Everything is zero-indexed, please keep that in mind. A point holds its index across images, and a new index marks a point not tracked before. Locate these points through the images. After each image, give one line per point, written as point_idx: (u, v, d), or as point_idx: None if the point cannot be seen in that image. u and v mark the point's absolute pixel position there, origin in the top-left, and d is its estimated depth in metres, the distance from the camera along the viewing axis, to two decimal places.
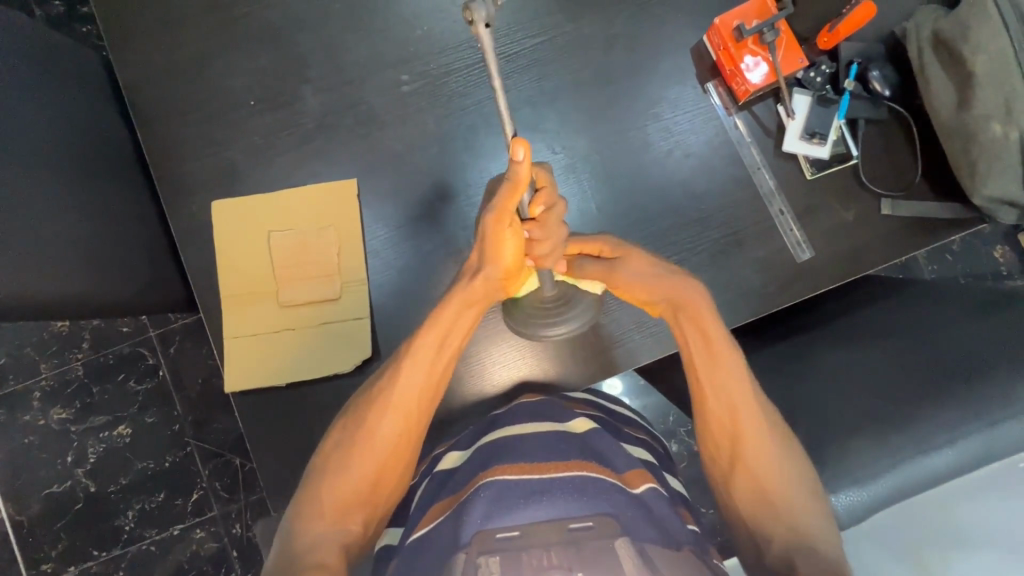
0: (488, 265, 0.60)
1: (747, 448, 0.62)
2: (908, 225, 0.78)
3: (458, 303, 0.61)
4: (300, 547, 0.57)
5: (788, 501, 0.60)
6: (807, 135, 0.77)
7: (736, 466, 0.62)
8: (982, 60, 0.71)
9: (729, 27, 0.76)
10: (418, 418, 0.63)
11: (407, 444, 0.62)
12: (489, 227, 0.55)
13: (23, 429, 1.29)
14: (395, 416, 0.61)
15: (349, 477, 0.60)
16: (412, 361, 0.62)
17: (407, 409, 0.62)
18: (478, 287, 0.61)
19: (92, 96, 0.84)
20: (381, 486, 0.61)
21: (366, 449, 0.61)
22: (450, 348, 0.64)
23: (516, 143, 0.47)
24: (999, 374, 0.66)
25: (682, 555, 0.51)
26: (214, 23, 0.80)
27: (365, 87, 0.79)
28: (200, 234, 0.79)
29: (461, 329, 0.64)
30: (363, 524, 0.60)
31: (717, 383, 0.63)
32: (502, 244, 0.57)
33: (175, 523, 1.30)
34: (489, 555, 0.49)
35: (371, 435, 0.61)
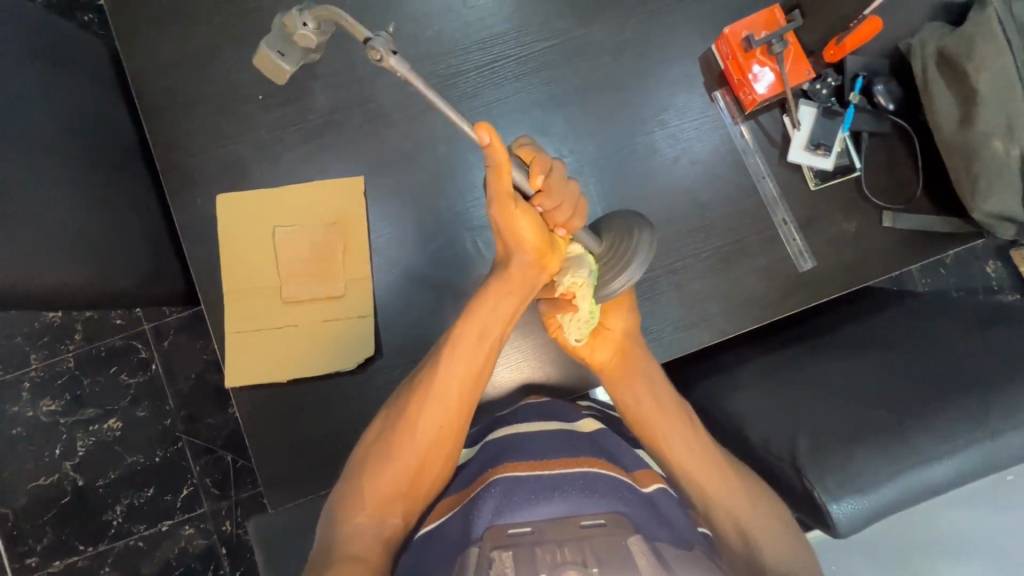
0: (514, 251, 0.64)
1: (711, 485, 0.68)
2: (907, 239, 0.79)
3: (500, 293, 0.65)
4: (337, 537, 0.58)
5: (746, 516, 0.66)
6: (812, 146, 0.78)
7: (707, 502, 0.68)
8: (985, 77, 0.72)
9: (738, 37, 0.77)
10: (458, 410, 0.64)
11: (447, 441, 0.63)
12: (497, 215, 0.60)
13: (11, 420, 1.27)
14: (434, 411, 0.63)
15: (393, 471, 0.61)
16: (453, 357, 0.64)
17: (448, 404, 0.63)
18: (518, 279, 0.65)
19: (95, 84, 0.83)
20: (422, 481, 0.62)
21: (408, 444, 0.62)
22: (489, 343, 0.65)
23: (480, 129, 0.50)
24: (997, 389, 0.67)
25: (694, 553, 0.52)
26: (223, 15, 0.79)
27: (374, 84, 0.79)
28: (203, 227, 0.78)
29: (499, 326, 0.66)
30: (403, 518, 0.61)
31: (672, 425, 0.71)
32: (526, 226, 0.62)
33: (165, 520, 1.29)
34: (502, 550, 0.48)
35: (412, 431, 0.62)
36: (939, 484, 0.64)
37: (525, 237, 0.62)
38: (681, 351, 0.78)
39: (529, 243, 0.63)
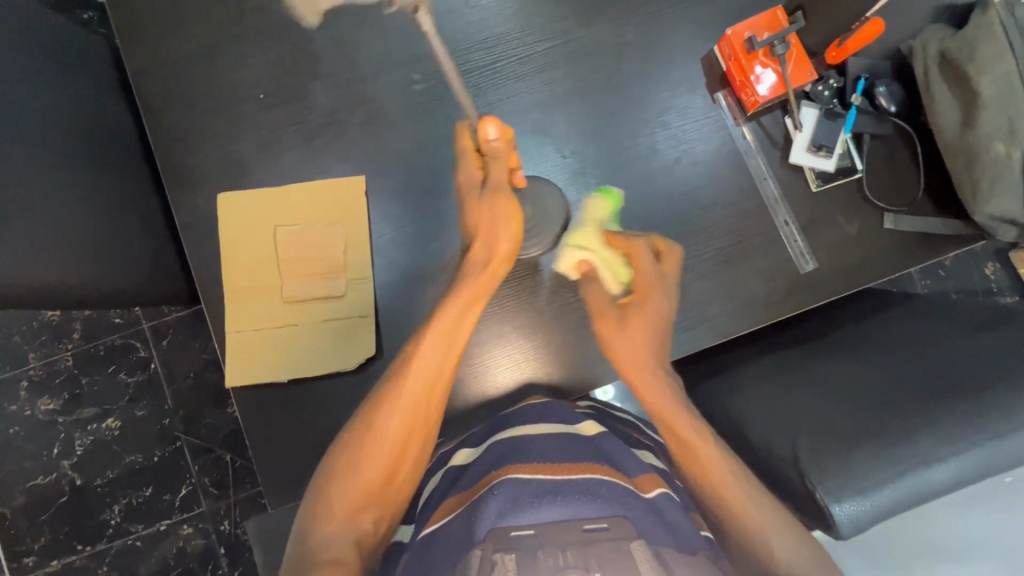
0: (494, 252, 0.70)
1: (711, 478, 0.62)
2: (908, 241, 0.79)
3: (470, 289, 0.67)
4: (310, 545, 0.57)
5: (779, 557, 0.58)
6: (814, 148, 0.78)
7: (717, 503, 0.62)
8: (988, 80, 0.73)
9: (741, 38, 0.77)
10: (426, 416, 0.63)
11: (413, 445, 0.62)
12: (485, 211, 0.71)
13: (9, 419, 1.27)
14: (401, 415, 0.62)
15: (360, 477, 0.60)
16: (420, 359, 0.63)
17: (415, 407, 0.62)
18: (485, 279, 0.69)
19: (96, 82, 0.83)
20: (391, 487, 0.61)
21: (374, 451, 0.60)
22: (456, 344, 0.65)
23: (489, 124, 0.72)
24: (998, 392, 0.67)
25: (696, 558, 0.52)
26: (225, 15, 0.79)
27: (375, 84, 0.79)
28: (204, 226, 0.78)
29: (466, 326, 0.66)
30: (374, 523, 0.59)
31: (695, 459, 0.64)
32: (499, 224, 0.70)
33: (163, 519, 1.29)
34: (505, 553, 0.48)
35: (378, 437, 0.61)
36: (940, 486, 0.64)
37: (503, 246, 0.70)
38: (683, 352, 0.78)
39: (501, 252, 0.70)
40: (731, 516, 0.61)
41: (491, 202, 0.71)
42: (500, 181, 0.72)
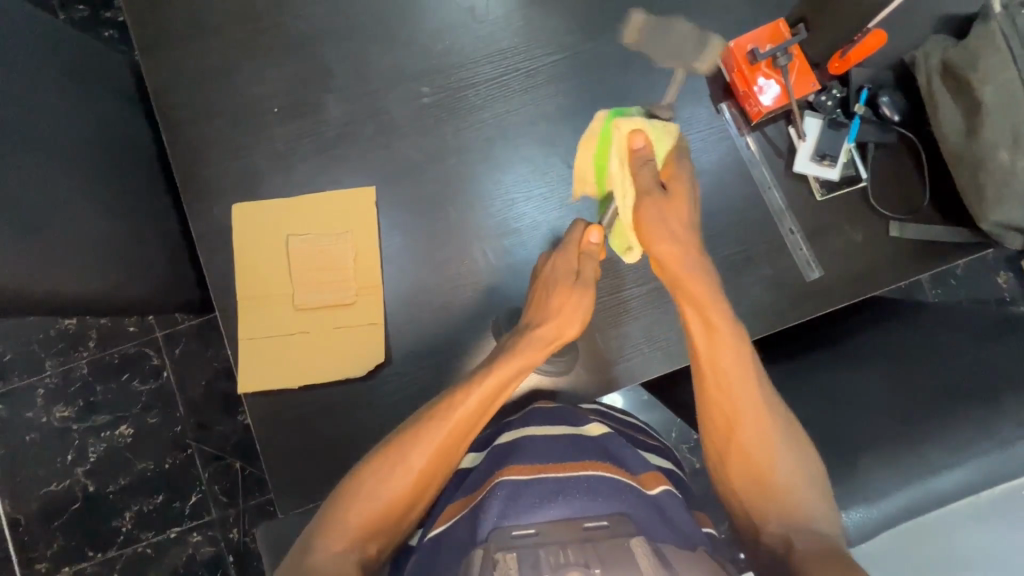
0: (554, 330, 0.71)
1: (741, 438, 0.65)
2: (914, 249, 0.79)
3: (530, 354, 0.70)
4: (313, 563, 0.55)
5: (784, 479, 0.63)
6: (817, 157, 0.79)
7: (745, 466, 0.64)
8: (990, 90, 0.73)
9: (744, 50, 0.78)
10: (450, 459, 0.64)
11: (433, 484, 0.64)
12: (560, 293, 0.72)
13: (25, 426, 1.29)
14: (429, 453, 0.63)
15: (380, 504, 0.60)
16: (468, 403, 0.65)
17: (446, 449, 0.64)
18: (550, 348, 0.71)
19: (117, 98, 0.86)
20: (404, 516, 0.62)
21: (400, 481, 0.61)
22: (500, 398, 0.68)
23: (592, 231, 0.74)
24: (1008, 399, 0.66)
25: (694, 552, 0.52)
26: (241, 32, 0.82)
27: (385, 98, 0.81)
28: (219, 236, 0.80)
29: (509, 388, 0.69)
30: (379, 551, 0.60)
31: (722, 374, 0.67)
32: (577, 311, 0.72)
33: (173, 526, 1.30)
34: (507, 551, 0.49)
35: (409, 470, 0.62)
36: (949, 494, 0.64)
37: (569, 332, 0.72)
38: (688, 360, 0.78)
39: (569, 332, 0.72)
40: (745, 446, 0.65)
41: (580, 295, 0.73)
42: (590, 278, 0.73)
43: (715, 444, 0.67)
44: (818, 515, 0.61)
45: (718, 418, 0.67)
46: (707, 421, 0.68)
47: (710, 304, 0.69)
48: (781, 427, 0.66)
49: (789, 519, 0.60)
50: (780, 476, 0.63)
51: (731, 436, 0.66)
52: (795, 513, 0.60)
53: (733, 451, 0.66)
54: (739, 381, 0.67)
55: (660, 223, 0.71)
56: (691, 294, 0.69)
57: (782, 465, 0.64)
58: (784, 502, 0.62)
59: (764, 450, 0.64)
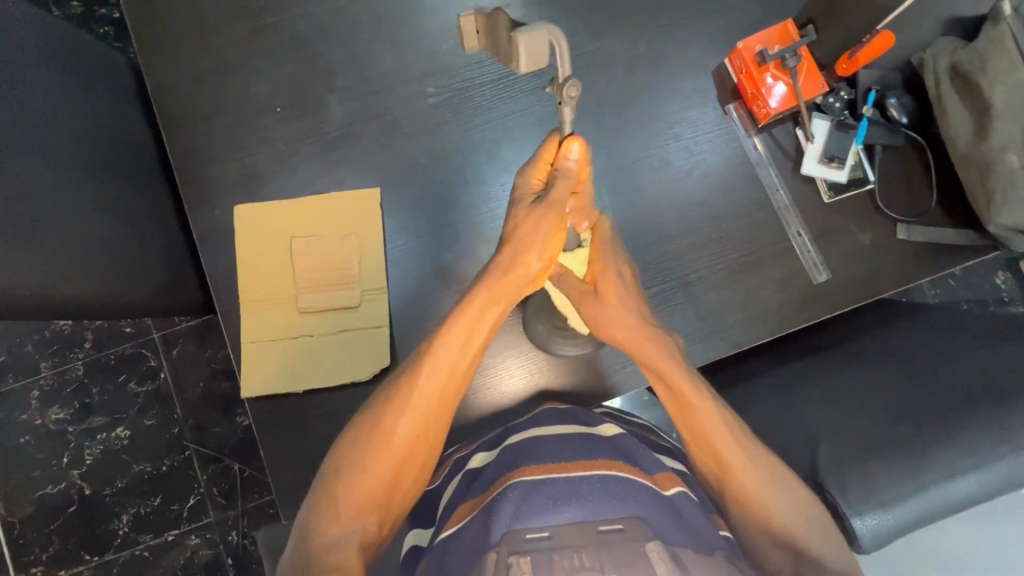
0: (520, 261, 0.60)
1: (736, 480, 0.61)
2: (921, 253, 0.79)
3: (487, 289, 0.61)
4: (315, 547, 0.57)
5: (785, 523, 0.59)
6: (825, 159, 0.78)
7: (744, 514, 0.61)
8: (1000, 92, 0.73)
9: (752, 51, 0.77)
10: (437, 424, 0.62)
11: (422, 449, 0.61)
12: (536, 214, 0.57)
13: (19, 428, 1.27)
14: (413, 418, 0.60)
15: (366, 479, 0.59)
16: (433, 361, 0.60)
17: (428, 413, 0.61)
18: (511, 280, 0.61)
19: (115, 97, 0.85)
20: (397, 489, 0.61)
21: (379, 460, 0.60)
22: (470, 351, 0.62)
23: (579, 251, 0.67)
24: (1019, 403, 0.66)
25: (713, 557, 0.50)
26: (242, 30, 0.81)
27: (389, 98, 0.80)
28: (220, 238, 0.79)
29: (480, 332, 0.62)
30: (378, 526, 0.60)
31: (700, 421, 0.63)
32: (539, 234, 0.59)
33: (170, 529, 1.28)
34: (520, 555, 0.48)
35: (388, 442, 0.60)
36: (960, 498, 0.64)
37: (530, 263, 0.61)
38: (695, 363, 0.78)
39: (533, 265, 0.61)
40: (742, 493, 0.61)
41: (539, 216, 0.57)
42: (558, 198, 0.55)
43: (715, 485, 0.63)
44: (826, 552, 0.58)
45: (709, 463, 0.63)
46: (706, 468, 0.63)
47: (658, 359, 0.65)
48: (775, 469, 0.62)
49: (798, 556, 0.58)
50: (783, 521, 0.59)
51: (726, 483, 0.62)
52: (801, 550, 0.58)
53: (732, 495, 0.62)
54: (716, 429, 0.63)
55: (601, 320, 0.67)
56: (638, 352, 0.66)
57: (783, 504, 0.60)
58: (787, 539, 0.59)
59: (761, 496, 0.60)
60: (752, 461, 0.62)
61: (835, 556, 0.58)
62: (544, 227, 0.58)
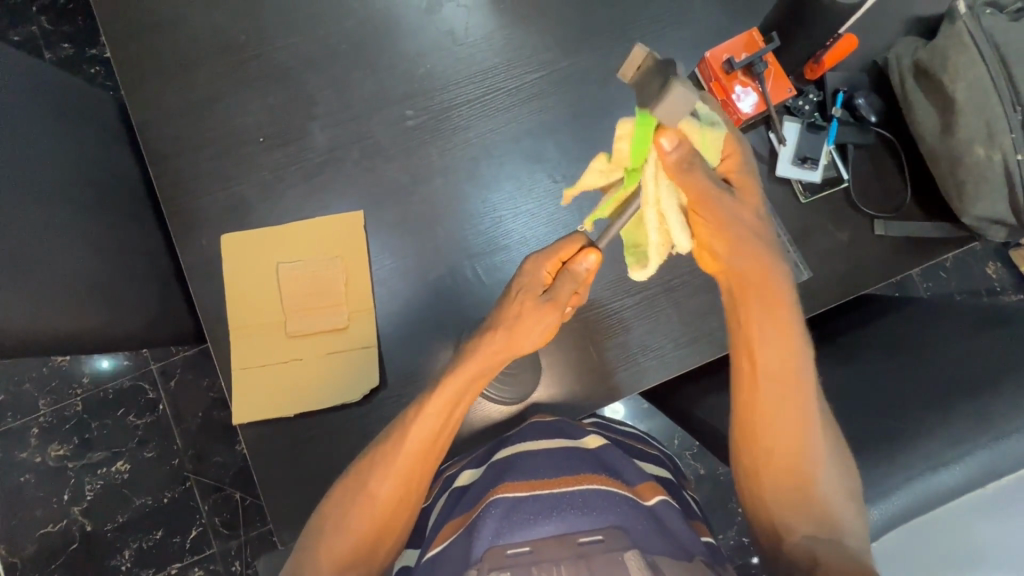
0: (515, 338, 0.65)
1: (794, 441, 0.63)
2: (900, 248, 0.80)
3: (481, 360, 0.65)
4: None
5: (825, 496, 0.61)
6: (799, 160, 0.80)
7: (790, 477, 0.63)
8: (962, 88, 0.73)
9: (719, 60, 0.79)
10: (421, 480, 0.64)
11: (405, 504, 0.63)
12: (528, 304, 0.65)
13: (20, 467, 1.27)
14: (397, 478, 0.62)
15: (353, 534, 0.61)
16: (421, 424, 0.63)
17: (412, 471, 0.63)
18: (502, 350, 0.65)
19: (105, 135, 0.87)
20: (382, 543, 0.62)
21: (367, 511, 0.61)
22: (457, 413, 0.65)
23: (593, 253, 0.63)
24: (1003, 391, 0.67)
25: (692, 563, 0.50)
26: (224, 64, 0.83)
27: (370, 122, 0.82)
28: (209, 267, 0.80)
29: (457, 413, 0.65)
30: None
31: (777, 373, 0.64)
32: (536, 330, 0.65)
33: (173, 563, 1.28)
34: (500, 571, 0.48)
35: (372, 500, 0.62)
36: (951, 489, 0.64)
37: (523, 344, 0.66)
38: (684, 367, 0.78)
39: (523, 349, 0.66)
40: (793, 451, 0.63)
41: (540, 313, 0.64)
42: (560, 299, 0.64)
43: (755, 447, 0.65)
44: (850, 532, 0.60)
45: (768, 424, 0.64)
46: (754, 413, 0.65)
47: (773, 298, 0.65)
48: (829, 431, 0.64)
49: (824, 523, 0.60)
50: (821, 484, 0.62)
51: (777, 440, 0.64)
52: (830, 522, 0.60)
53: (777, 458, 0.64)
54: (794, 388, 0.64)
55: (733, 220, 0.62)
56: (748, 282, 0.65)
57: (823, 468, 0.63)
58: (819, 504, 0.61)
59: (813, 459, 0.63)
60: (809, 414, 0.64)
61: (851, 533, 0.60)
62: (540, 321, 0.65)
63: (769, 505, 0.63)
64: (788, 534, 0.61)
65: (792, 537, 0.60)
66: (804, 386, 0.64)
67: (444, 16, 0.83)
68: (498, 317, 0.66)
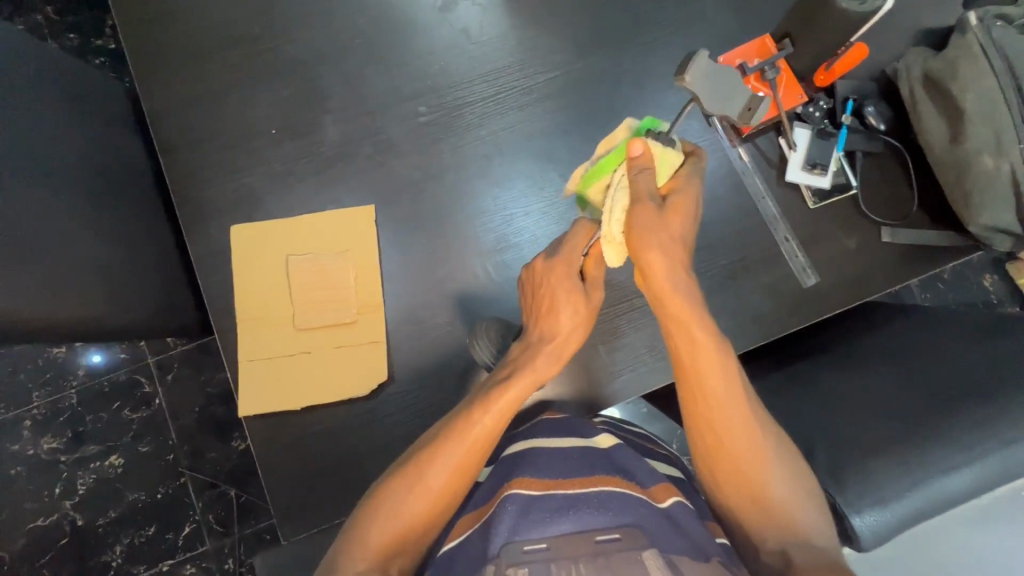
0: (570, 328, 0.70)
1: (734, 443, 0.62)
2: (906, 256, 0.81)
3: (552, 357, 0.68)
4: None
5: (780, 496, 0.60)
6: (809, 166, 0.80)
7: (744, 483, 0.61)
8: (971, 98, 0.74)
9: (732, 65, 0.79)
10: (472, 475, 0.62)
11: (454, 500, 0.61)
12: (579, 291, 0.70)
13: (11, 459, 1.25)
14: (452, 471, 0.61)
15: (401, 521, 0.58)
16: (494, 412, 0.63)
17: (467, 466, 0.61)
18: (562, 348, 0.69)
19: (114, 124, 0.86)
20: (418, 535, 0.59)
21: (416, 500, 0.59)
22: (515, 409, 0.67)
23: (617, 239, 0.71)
24: (1007, 399, 0.68)
25: (712, 563, 0.49)
26: (237, 56, 0.83)
27: (382, 118, 0.82)
28: (217, 259, 0.79)
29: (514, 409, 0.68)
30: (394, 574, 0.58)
31: (708, 392, 0.63)
32: (587, 316, 0.70)
33: (165, 559, 1.26)
34: (518, 566, 0.48)
35: (426, 491, 0.60)
36: (956, 494, 0.65)
37: (576, 337, 0.71)
38: None
39: (576, 340, 0.71)
40: (739, 453, 0.62)
41: (591, 300, 0.71)
42: (597, 284, 0.72)
43: (704, 462, 0.64)
44: (816, 530, 0.59)
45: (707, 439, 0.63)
46: (699, 427, 0.64)
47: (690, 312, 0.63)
48: (769, 430, 0.64)
49: (786, 527, 0.58)
50: (774, 484, 0.60)
51: (723, 447, 0.63)
52: (791, 520, 0.59)
53: (726, 468, 0.62)
54: (723, 392, 0.63)
55: (650, 230, 0.61)
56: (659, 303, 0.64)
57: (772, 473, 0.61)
58: (779, 509, 0.60)
59: (759, 463, 0.61)
60: (742, 413, 0.63)
61: (815, 530, 0.59)
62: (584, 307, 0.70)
63: (739, 514, 0.62)
64: (759, 539, 0.59)
65: (761, 549, 0.59)
66: (734, 391, 0.63)
67: (459, 14, 0.83)
68: (559, 315, 0.69)
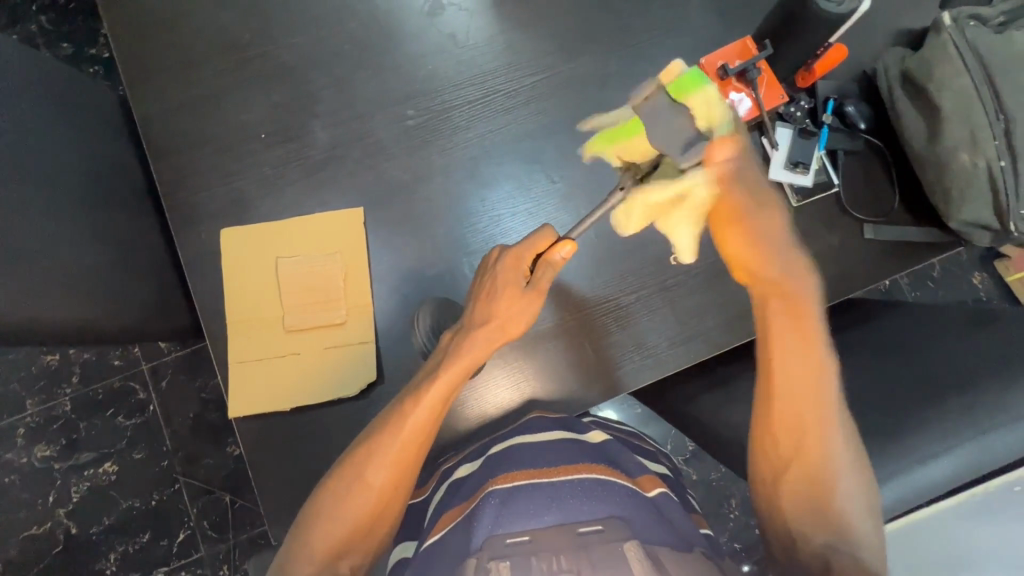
0: (495, 320, 0.68)
1: (815, 441, 0.62)
2: (889, 252, 0.82)
3: (475, 350, 0.67)
4: None
5: (841, 505, 0.60)
6: (791, 165, 0.82)
7: (809, 483, 0.61)
8: (947, 96, 0.76)
9: (714, 66, 0.80)
10: (409, 473, 0.64)
11: (400, 494, 0.64)
12: (506, 288, 0.68)
13: (5, 467, 1.25)
14: (390, 470, 0.63)
15: (344, 523, 0.61)
16: (419, 409, 0.64)
17: (402, 465, 0.63)
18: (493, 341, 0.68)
19: (106, 131, 0.87)
20: (371, 534, 0.63)
21: (359, 501, 0.62)
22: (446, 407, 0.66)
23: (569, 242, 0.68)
24: (989, 389, 0.69)
25: (693, 555, 0.51)
26: (228, 62, 0.84)
27: (371, 121, 0.83)
28: (209, 262, 0.80)
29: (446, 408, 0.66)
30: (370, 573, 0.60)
31: (804, 388, 0.64)
32: (523, 314, 0.69)
33: (159, 566, 1.26)
34: (500, 560, 0.49)
35: (366, 490, 0.62)
36: (940, 483, 0.66)
37: (513, 329, 0.69)
38: (679, 365, 0.79)
39: (512, 331, 0.69)
40: (816, 454, 0.62)
41: (526, 300, 0.68)
42: (542, 287, 0.69)
43: (770, 460, 0.64)
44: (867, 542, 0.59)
45: (783, 443, 0.63)
46: (782, 419, 0.64)
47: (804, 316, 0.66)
48: (852, 446, 0.64)
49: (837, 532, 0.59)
50: (841, 491, 0.61)
51: (800, 443, 0.63)
52: (845, 527, 0.59)
53: (794, 466, 0.62)
54: (813, 390, 0.64)
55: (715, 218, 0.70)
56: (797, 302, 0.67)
57: (842, 485, 0.61)
58: (838, 516, 0.60)
59: (832, 469, 0.61)
60: (827, 415, 0.63)
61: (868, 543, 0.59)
62: (522, 305, 0.69)
63: (786, 515, 0.62)
64: (802, 539, 0.60)
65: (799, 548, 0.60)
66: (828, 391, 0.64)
67: (446, 19, 0.85)
68: (489, 309, 0.69)
